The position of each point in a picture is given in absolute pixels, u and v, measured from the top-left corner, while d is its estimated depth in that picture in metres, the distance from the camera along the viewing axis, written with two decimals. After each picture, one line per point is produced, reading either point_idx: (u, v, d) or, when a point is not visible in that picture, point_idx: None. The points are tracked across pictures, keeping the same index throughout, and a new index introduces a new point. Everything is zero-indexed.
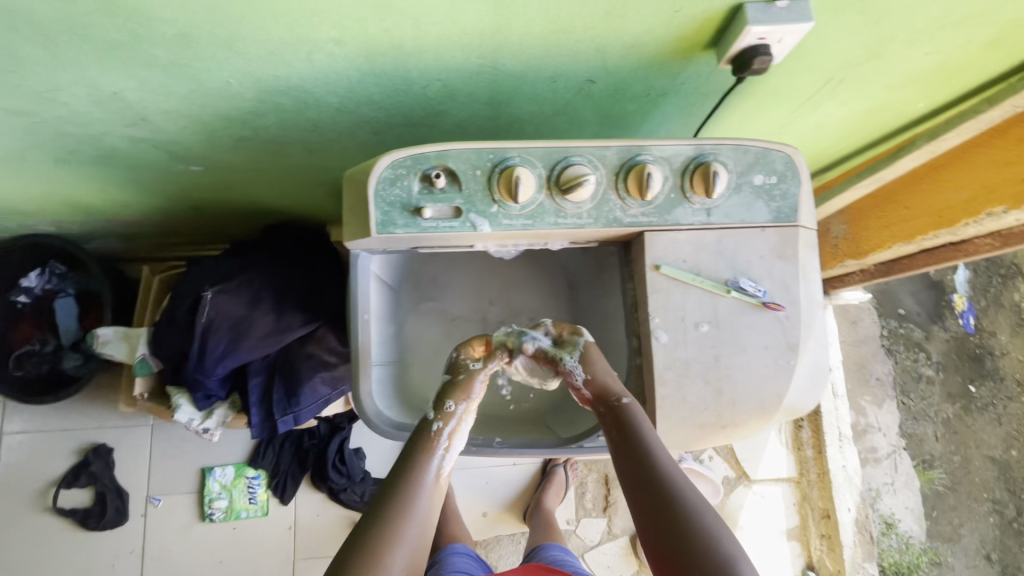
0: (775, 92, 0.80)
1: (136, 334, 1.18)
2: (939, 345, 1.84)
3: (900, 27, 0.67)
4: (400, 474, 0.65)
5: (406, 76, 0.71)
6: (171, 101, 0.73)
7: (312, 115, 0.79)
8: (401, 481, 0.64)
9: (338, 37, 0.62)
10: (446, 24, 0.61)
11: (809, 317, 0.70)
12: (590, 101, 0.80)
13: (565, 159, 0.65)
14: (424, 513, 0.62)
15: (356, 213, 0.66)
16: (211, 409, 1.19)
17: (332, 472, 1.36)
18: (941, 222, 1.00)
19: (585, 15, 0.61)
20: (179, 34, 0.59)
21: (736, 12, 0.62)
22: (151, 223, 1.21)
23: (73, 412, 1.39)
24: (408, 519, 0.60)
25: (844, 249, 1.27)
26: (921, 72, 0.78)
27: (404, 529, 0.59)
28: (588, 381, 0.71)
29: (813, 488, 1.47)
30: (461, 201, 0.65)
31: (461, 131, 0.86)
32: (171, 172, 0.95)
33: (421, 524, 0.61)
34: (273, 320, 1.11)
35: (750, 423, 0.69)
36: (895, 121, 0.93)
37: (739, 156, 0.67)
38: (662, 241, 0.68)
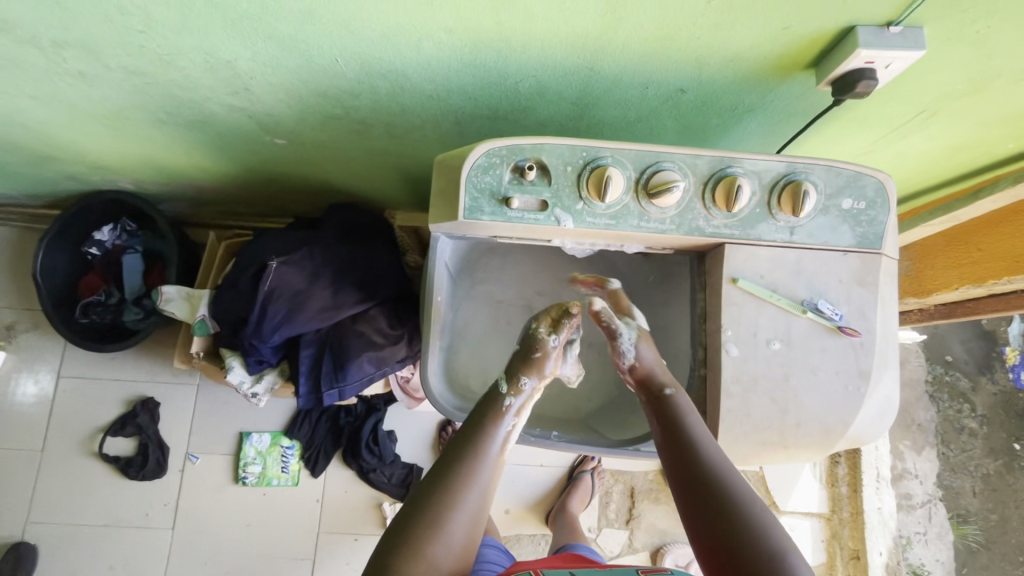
0: (865, 118, 0.80)
1: (198, 295, 1.23)
2: (985, 397, 1.78)
3: (1009, 63, 0.66)
4: (470, 437, 0.68)
5: (504, 70, 0.72)
6: (277, 75, 0.76)
7: (404, 100, 0.81)
8: (464, 448, 0.66)
9: (450, 26, 0.64)
10: (556, 21, 0.62)
11: (882, 347, 0.69)
12: (676, 111, 0.81)
13: (656, 163, 0.66)
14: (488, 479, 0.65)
15: (446, 197, 0.68)
16: (261, 374, 1.22)
17: (365, 451, 1.39)
18: (1016, 268, 0.97)
19: (693, 25, 0.62)
20: (303, 10, 0.62)
21: (846, 33, 0.62)
22: (223, 191, 1.26)
23: (126, 364, 1.45)
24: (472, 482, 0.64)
25: (907, 286, 1.25)
26: (1021, 112, 0.77)
27: (466, 493, 0.62)
28: (636, 363, 0.75)
29: (844, 527, 1.44)
30: (548, 195, 0.67)
31: (541, 129, 0.88)
32: (257, 142, 0.99)
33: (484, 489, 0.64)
34: (330, 295, 1.14)
35: (811, 446, 0.69)
36: (981, 160, 0.91)
37: (830, 177, 0.67)
38: (742, 254, 0.69)
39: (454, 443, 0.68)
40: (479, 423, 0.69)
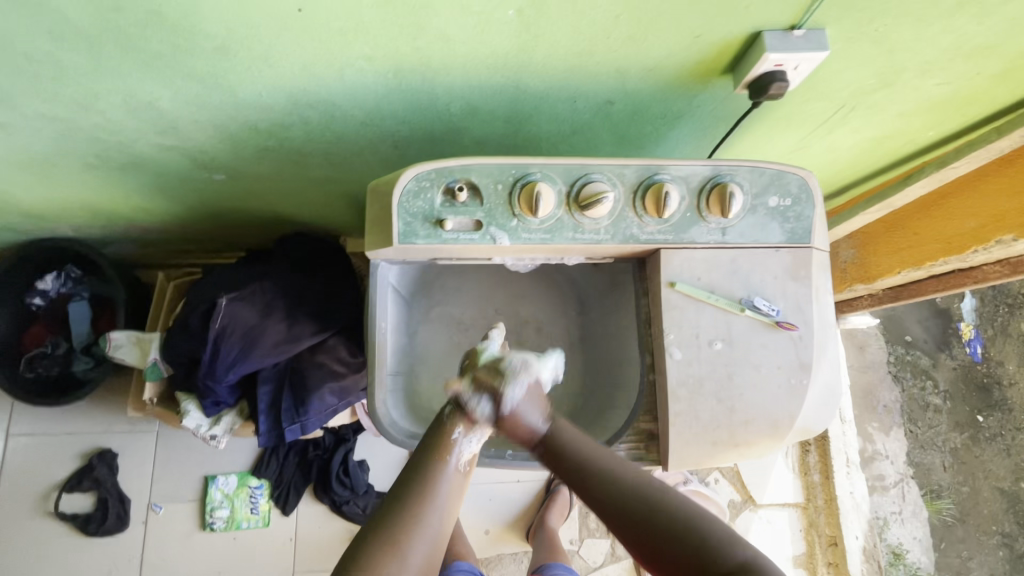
0: (788, 116, 0.82)
1: (148, 339, 1.19)
2: (946, 373, 1.83)
3: (912, 57, 0.69)
4: (425, 462, 0.69)
5: (432, 92, 0.73)
6: (202, 112, 0.75)
7: (337, 128, 0.81)
8: (423, 468, 0.68)
9: (369, 54, 0.64)
10: (474, 44, 0.63)
11: (821, 337, 0.70)
12: (608, 121, 0.82)
13: (585, 176, 0.67)
14: (445, 503, 0.66)
15: (379, 224, 0.68)
16: (219, 416, 1.19)
17: (336, 483, 1.35)
18: (951, 249, 1.01)
19: (608, 40, 0.64)
20: (217, 48, 0.62)
21: (754, 39, 0.64)
22: (169, 230, 1.23)
23: (80, 416, 1.39)
24: (430, 508, 0.64)
25: (853, 273, 1.28)
26: (933, 102, 0.80)
27: (427, 516, 0.63)
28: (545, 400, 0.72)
29: (820, 514, 1.46)
30: (482, 214, 0.67)
31: (480, 147, 0.88)
32: (195, 179, 0.97)
33: (442, 514, 0.65)
34: (285, 328, 1.12)
35: (762, 442, 0.69)
36: (904, 148, 0.94)
37: (754, 177, 0.68)
38: (678, 258, 0.70)
39: (416, 457, 0.69)
40: (438, 437, 0.71)
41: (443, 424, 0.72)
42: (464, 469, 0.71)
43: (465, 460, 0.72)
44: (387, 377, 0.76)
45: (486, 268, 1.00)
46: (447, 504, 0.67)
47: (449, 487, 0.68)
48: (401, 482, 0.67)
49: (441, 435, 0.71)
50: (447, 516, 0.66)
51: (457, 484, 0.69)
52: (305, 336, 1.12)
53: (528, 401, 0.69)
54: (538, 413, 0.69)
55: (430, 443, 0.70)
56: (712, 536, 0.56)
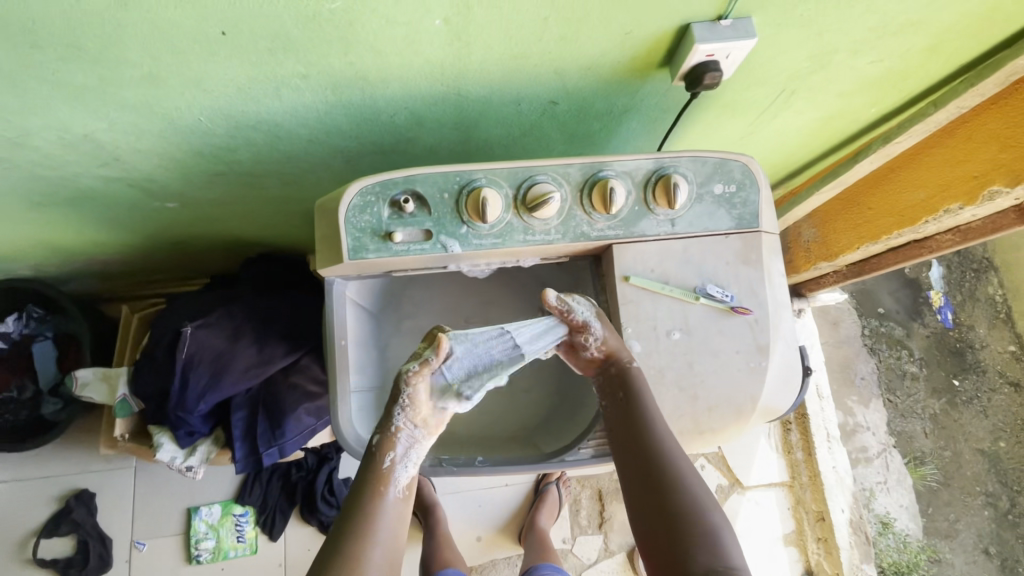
0: (732, 104, 0.83)
1: (116, 374, 1.16)
2: (920, 341, 1.86)
3: (841, 38, 0.71)
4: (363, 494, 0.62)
5: (374, 106, 0.72)
6: (142, 141, 0.74)
7: (283, 148, 0.80)
8: (361, 503, 0.61)
9: (303, 72, 0.64)
10: (407, 55, 0.63)
11: (775, 319, 0.71)
12: (555, 121, 0.82)
13: (530, 178, 0.67)
14: (389, 534, 0.60)
15: (328, 241, 0.67)
16: (194, 446, 1.17)
17: (321, 503, 1.34)
18: (904, 220, 1.03)
19: (540, 42, 0.64)
20: (146, 76, 0.61)
21: (684, 31, 0.65)
22: (129, 263, 1.20)
23: (54, 458, 1.36)
24: (371, 544, 0.59)
25: (816, 252, 1.29)
26: (869, 79, 0.81)
27: (368, 555, 0.58)
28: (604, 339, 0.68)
29: (806, 491, 1.47)
30: (431, 224, 0.67)
31: (433, 156, 0.88)
32: (147, 210, 0.95)
33: (386, 549, 0.59)
34: (255, 352, 1.09)
35: (728, 427, 0.70)
36: (850, 127, 0.96)
37: (697, 167, 0.69)
38: (630, 253, 0.70)
39: (349, 493, 0.63)
40: (370, 468, 0.64)
41: (373, 454, 0.64)
42: (406, 495, 0.64)
43: (403, 485, 0.64)
44: (351, 392, 0.76)
45: (452, 278, 0.99)
46: (390, 541, 0.60)
47: (389, 521, 0.61)
48: (339, 523, 0.61)
49: (372, 467, 0.64)
50: (392, 550, 0.60)
51: (399, 514, 0.62)
52: (277, 358, 1.10)
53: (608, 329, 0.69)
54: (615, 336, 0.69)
55: (365, 476, 0.63)
56: (710, 543, 0.55)
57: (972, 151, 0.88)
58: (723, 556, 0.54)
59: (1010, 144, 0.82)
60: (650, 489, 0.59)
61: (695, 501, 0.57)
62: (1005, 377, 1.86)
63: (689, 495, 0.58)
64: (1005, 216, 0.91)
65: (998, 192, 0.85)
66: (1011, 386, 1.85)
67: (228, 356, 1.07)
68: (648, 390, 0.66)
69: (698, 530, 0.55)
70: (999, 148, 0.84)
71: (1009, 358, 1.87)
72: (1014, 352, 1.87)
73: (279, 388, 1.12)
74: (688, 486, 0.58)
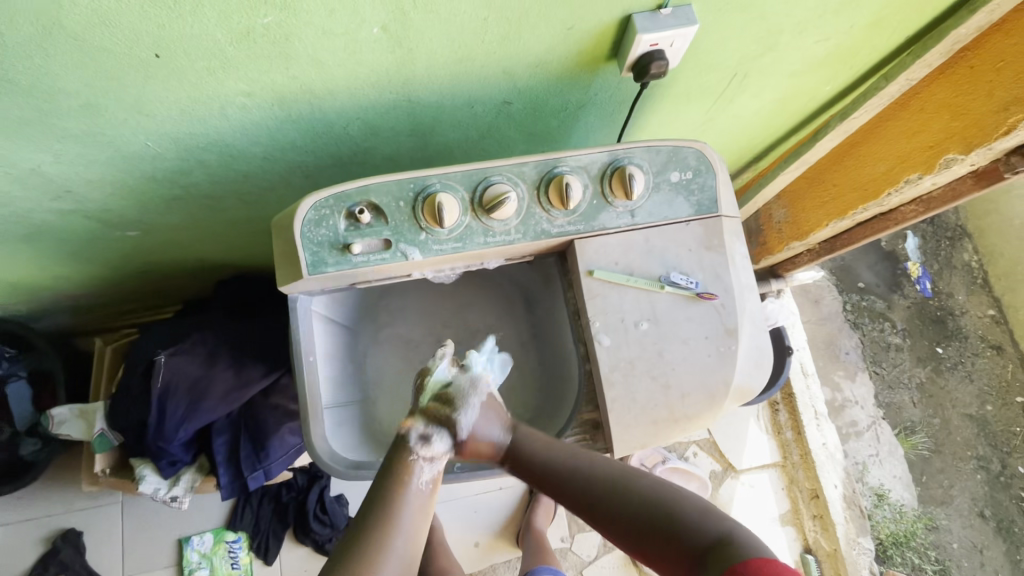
0: (687, 91, 0.83)
1: (92, 409, 1.14)
2: (902, 312, 1.87)
3: (784, 18, 0.71)
4: (388, 484, 0.67)
5: (325, 119, 0.71)
6: (91, 171, 0.73)
7: (239, 168, 0.79)
8: (386, 493, 0.66)
9: (247, 90, 0.63)
10: (349, 65, 0.62)
11: (742, 301, 0.71)
12: (512, 121, 0.82)
13: (484, 179, 0.67)
14: (410, 523, 0.65)
15: (286, 258, 0.67)
16: (177, 476, 1.15)
17: (314, 522, 1.32)
18: (868, 195, 1.04)
19: (483, 42, 0.64)
20: (85, 104, 0.60)
21: (626, 22, 0.65)
22: (99, 295, 1.18)
23: (38, 500, 1.34)
24: (395, 536, 0.63)
25: (788, 232, 1.30)
26: (819, 58, 0.82)
27: (392, 543, 0.63)
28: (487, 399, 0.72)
29: (798, 470, 1.48)
30: (389, 232, 0.67)
31: (393, 165, 0.87)
32: (108, 240, 0.93)
33: (408, 537, 0.64)
34: (233, 375, 1.07)
35: (703, 414, 0.70)
36: (807, 106, 0.97)
37: (652, 157, 0.70)
38: (592, 247, 0.70)
39: (376, 483, 0.67)
40: (398, 460, 0.68)
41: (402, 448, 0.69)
42: (430, 488, 0.69)
43: (428, 479, 0.69)
44: (322, 409, 0.75)
45: (426, 283, 0.98)
46: (412, 531, 0.65)
47: (412, 512, 0.66)
48: (362, 513, 0.65)
49: (401, 458, 0.68)
50: (414, 535, 0.65)
51: (422, 506, 0.68)
52: (256, 379, 1.07)
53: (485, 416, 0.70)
54: (495, 422, 0.71)
55: (392, 465, 0.68)
56: (686, 519, 0.57)
57: (926, 122, 0.90)
58: (709, 524, 0.56)
59: (961, 113, 0.83)
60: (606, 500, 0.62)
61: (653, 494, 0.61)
62: (987, 340, 1.87)
63: (644, 488, 0.62)
64: (963, 182, 0.93)
65: (954, 159, 0.87)
66: (994, 349, 1.86)
67: (204, 382, 1.05)
68: (539, 440, 0.71)
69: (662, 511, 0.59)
70: (951, 117, 0.85)
71: (990, 321, 1.88)
72: (994, 316, 1.89)
73: (259, 408, 1.11)
74: (639, 482, 0.63)
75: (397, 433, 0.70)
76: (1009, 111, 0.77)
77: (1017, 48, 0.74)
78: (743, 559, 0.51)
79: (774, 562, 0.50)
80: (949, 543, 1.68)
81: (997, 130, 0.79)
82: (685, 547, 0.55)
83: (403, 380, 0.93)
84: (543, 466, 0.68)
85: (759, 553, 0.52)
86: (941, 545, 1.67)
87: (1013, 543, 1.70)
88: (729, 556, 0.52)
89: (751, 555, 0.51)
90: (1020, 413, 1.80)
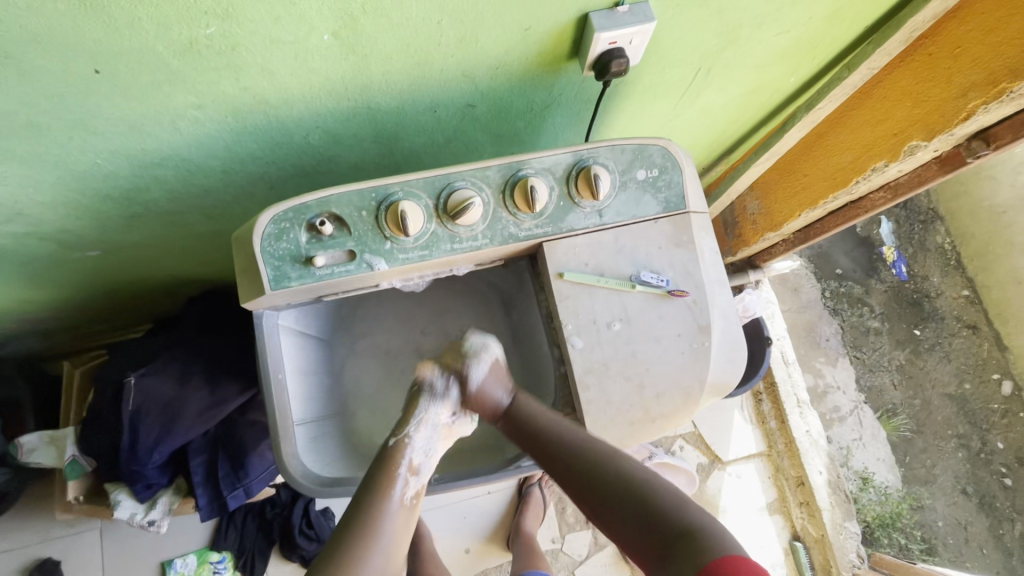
0: (652, 88, 0.83)
1: (63, 435, 1.10)
2: (879, 297, 1.89)
3: (742, 13, 0.71)
4: (370, 497, 0.66)
5: (283, 129, 0.70)
6: (42, 192, 0.70)
7: (198, 183, 0.76)
8: (364, 505, 0.65)
9: (197, 102, 0.61)
10: (303, 73, 0.61)
11: (713, 297, 0.71)
12: (478, 124, 0.80)
13: (448, 185, 0.66)
14: (390, 540, 0.65)
15: (247, 274, 0.65)
16: (154, 499, 1.12)
17: (300, 537, 1.29)
18: (837, 184, 1.05)
19: (439, 45, 0.62)
20: (26, 124, 0.58)
21: (584, 20, 0.65)
22: (65, 318, 1.14)
23: (13, 530, 1.30)
24: (375, 550, 0.63)
25: (762, 223, 1.30)
26: (780, 50, 0.82)
27: (371, 557, 0.62)
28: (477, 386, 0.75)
29: (784, 458, 1.50)
30: (353, 243, 0.66)
31: (359, 172, 0.85)
32: (67, 262, 0.90)
33: (387, 552, 0.64)
34: (207, 394, 1.03)
35: (678, 411, 0.70)
36: (774, 98, 0.97)
37: (617, 155, 0.69)
38: (561, 249, 0.70)
39: (359, 492, 0.67)
40: (382, 472, 0.68)
41: (388, 456, 0.70)
42: (412, 504, 0.69)
43: (410, 494, 0.70)
44: (294, 427, 0.73)
45: (402, 291, 0.96)
46: (392, 544, 0.65)
47: (394, 526, 0.66)
48: (343, 523, 0.65)
49: (387, 468, 0.69)
50: (391, 553, 0.65)
51: (404, 521, 0.68)
52: (231, 397, 1.04)
53: (490, 380, 0.76)
54: (500, 388, 0.76)
55: (375, 475, 0.68)
56: (660, 507, 0.58)
57: (889, 110, 0.91)
58: (682, 514, 0.56)
59: (921, 99, 0.84)
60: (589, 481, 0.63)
61: (632, 483, 0.61)
62: (963, 320, 1.90)
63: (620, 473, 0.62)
64: (928, 168, 0.94)
65: (918, 146, 0.87)
66: (970, 328, 1.90)
67: (178, 403, 1.01)
68: (540, 409, 0.71)
69: (636, 499, 0.59)
70: (912, 104, 0.86)
71: (965, 301, 1.92)
72: (968, 296, 1.92)
73: (236, 425, 1.08)
74: (620, 465, 0.63)
75: (381, 446, 0.72)
76: (968, 97, 0.77)
77: (973, 34, 0.75)
78: (713, 555, 0.51)
79: (741, 559, 0.50)
80: (934, 522, 1.70)
81: (958, 116, 0.80)
82: (659, 535, 0.56)
83: (380, 391, 0.91)
84: (536, 426, 0.69)
85: (728, 548, 0.52)
86: (926, 524, 1.70)
87: (995, 517, 1.73)
88: (697, 550, 0.52)
89: (721, 552, 0.51)
90: (996, 390, 1.84)
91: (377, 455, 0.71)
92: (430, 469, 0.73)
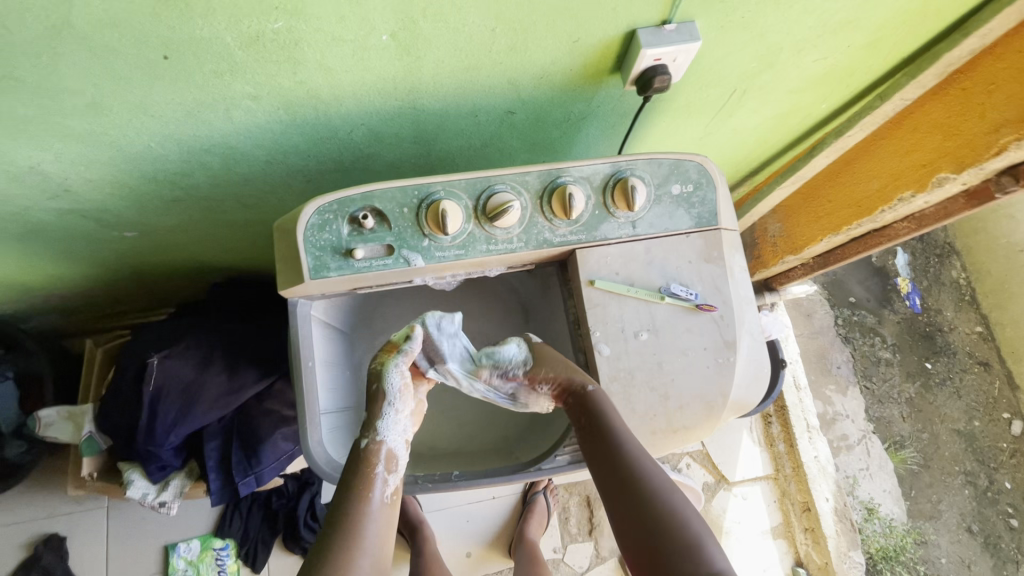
0: (688, 106, 0.84)
1: (81, 411, 1.12)
2: (892, 327, 1.89)
3: (784, 37, 0.73)
4: (348, 504, 0.65)
5: (329, 124, 0.71)
6: (92, 170, 0.72)
7: (240, 171, 0.78)
8: (344, 513, 0.64)
9: (253, 93, 0.63)
10: (357, 71, 0.63)
11: (740, 313, 0.72)
12: (516, 131, 0.82)
13: (489, 188, 0.68)
14: (375, 544, 0.64)
15: (288, 262, 0.67)
16: (166, 481, 1.14)
17: (304, 529, 1.30)
18: (862, 211, 1.06)
19: (489, 52, 0.64)
20: (89, 104, 0.60)
21: (631, 36, 0.66)
22: (92, 296, 1.16)
23: (22, 503, 1.31)
24: (360, 556, 0.62)
25: (782, 246, 1.31)
26: (816, 76, 0.83)
27: (357, 564, 0.61)
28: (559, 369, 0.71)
29: (791, 483, 1.49)
30: (392, 238, 0.67)
31: (394, 172, 0.87)
32: (104, 240, 0.92)
33: (373, 557, 0.63)
34: (226, 379, 1.03)
35: (700, 424, 0.70)
36: (805, 123, 0.98)
37: (654, 169, 0.70)
38: (593, 257, 0.71)
39: (337, 496, 0.66)
40: (358, 474, 0.67)
41: (362, 457, 0.69)
42: (392, 502, 0.68)
43: (390, 492, 0.68)
44: (320, 416, 0.74)
45: (426, 289, 0.98)
46: (378, 546, 0.64)
47: (376, 525, 0.65)
48: (325, 532, 0.63)
49: (362, 471, 0.68)
50: (378, 558, 0.64)
51: (387, 520, 0.67)
52: (250, 384, 1.04)
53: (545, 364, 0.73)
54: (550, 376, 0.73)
55: (352, 475, 0.67)
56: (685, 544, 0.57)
57: (919, 142, 0.92)
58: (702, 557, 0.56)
59: (952, 132, 0.86)
60: (633, 499, 0.61)
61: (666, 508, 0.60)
62: (975, 357, 1.90)
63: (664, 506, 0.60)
64: (955, 201, 0.95)
65: (947, 178, 0.88)
66: (982, 365, 1.89)
67: (197, 386, 1.01)
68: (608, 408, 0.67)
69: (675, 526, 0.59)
70: (943, 137, 0.87)
71: (978, 338, 1.91)
72: (981, 332, 1.92)
73: (252, 413, 1.08)
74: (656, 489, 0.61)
75: (353, 447, 0.71)
76: (1000, 132, 0.78)
77: (1008, 72, 0.76)
78: None
79: None
80: (937, 558, 1.69)
81: (988, 151, 0.81)
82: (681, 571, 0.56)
83: None
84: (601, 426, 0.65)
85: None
86: (930, 560, 1.68)
87: (999, 558, 1.72)
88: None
89: None
90: (1005, 429, 1.82)
91: (349, 458, 0.70)
92: (406, 462, 0.72)
